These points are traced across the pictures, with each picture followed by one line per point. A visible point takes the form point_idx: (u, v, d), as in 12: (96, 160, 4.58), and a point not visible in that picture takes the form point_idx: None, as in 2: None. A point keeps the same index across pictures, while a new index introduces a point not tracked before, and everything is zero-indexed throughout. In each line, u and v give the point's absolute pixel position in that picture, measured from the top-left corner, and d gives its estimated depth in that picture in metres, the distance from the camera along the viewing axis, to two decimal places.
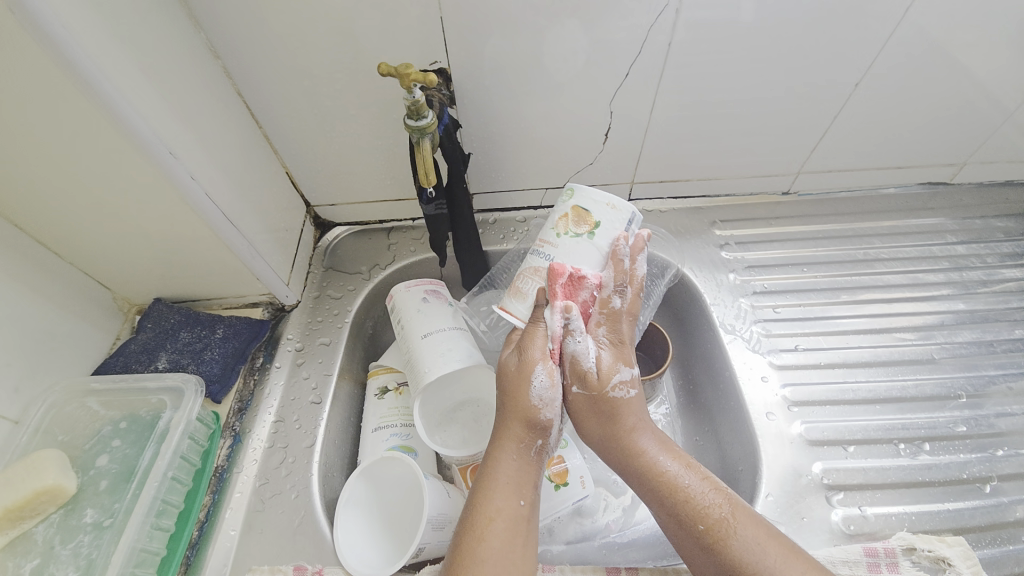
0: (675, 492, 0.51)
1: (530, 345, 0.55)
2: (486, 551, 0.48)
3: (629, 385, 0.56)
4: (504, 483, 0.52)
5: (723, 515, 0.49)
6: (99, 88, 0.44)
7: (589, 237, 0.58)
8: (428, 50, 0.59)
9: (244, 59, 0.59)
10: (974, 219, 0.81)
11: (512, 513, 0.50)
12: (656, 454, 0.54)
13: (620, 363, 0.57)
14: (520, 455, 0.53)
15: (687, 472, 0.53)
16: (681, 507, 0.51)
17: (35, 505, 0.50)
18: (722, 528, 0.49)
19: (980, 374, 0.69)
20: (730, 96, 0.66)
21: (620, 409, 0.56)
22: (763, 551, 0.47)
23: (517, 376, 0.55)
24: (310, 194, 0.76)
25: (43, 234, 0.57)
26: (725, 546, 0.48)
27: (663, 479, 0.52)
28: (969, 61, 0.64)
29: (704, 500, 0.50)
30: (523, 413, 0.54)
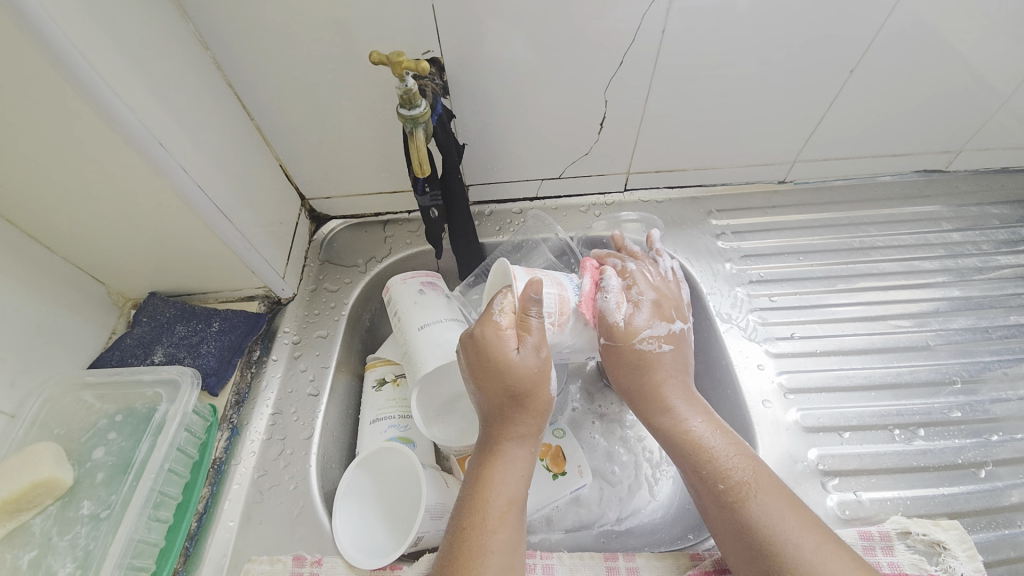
0: (700, 450, 0.52)
1: (540, 341, 0.52)
2: (498, 543, 0.48)
3: (661, 341, 0.55)
4: (514, 473, 0.52)
5: (744, 480, 0.50)
6: (86, 77, 0.44)
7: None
8: (421, 39, 0.59)
9: (235, 49, 0.59)
10: (969, 206, 0.81)
11: (519, 501, 0.51)
12: (685, 412, 0.54)
13: (653, 317, 0.55)
14: (528, 445, 0.53)
15: (712, 435, 0.52)
16: (705, 466, 0.51)
17: (32, 498, 0.50)
18: (742, 492, 0.49)
19: (975, 360, 0.69)
20: (724, 84, 0.66)
21: (650, 361, 0.55)
22: (781, 519, 0.47)
23: (535, 373, 0.52)
24: (305, 187, 0.76)
25: (35, 228, 0.56)
26: (744, 509, 0.49)
27: (689, 437, 0.52)
28: (964, 47, 0.64)
29: (727, 463, 0.51)
30: (538, 409, 0.53)
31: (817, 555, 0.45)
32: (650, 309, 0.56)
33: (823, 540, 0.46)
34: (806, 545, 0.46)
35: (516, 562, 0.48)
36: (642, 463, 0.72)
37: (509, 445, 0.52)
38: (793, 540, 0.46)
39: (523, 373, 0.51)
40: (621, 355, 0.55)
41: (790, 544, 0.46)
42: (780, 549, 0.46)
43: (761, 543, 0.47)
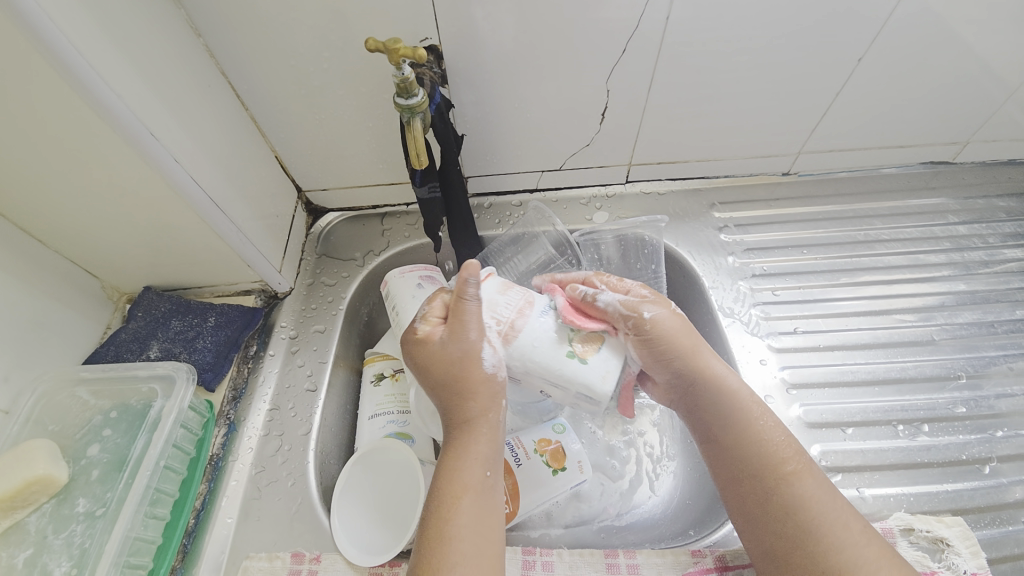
0: (755, 416, 0.51)
1: (471, 325, 0.52)
2: (457, 529, 0.45)
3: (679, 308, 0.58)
4: (472, 455, 0.49)
5: (797, 449, 0.50)
6: (74, 67, 0.42)
7: (566, 353, 0.52)
8: (418, 27, 0.57)
9: (228, 38, 0.57)
10: (976, 199, 0.80)
11: (478, 485, 0.48)
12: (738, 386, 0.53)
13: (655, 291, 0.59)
14: (482, 430, 0.51)
15: (764, 407, 0.52)
16: (758, 434, 0.50)
17: (26, 496, 0.49)
18: (798, 460, 0.49)
19: (980, 355, 0.68)
20: (728, 74, 0.65)
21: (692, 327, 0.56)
22: (834, 497, 0.47)
23: (470, 354, 0.52)
24: (301, 179, 0.75)
25: (25, 222, 0.55)
26: (800, 478, 0.48)
27: (741, 406, 0.52)
28: (975, 36, 0.62)
29: (784, 437, 0.50)
30: (475, 389, 0.51)
31: (865, 535, 0.45)
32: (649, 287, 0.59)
33: (865, 521, 0.47)
34: (854, 521, 0.46)
35: (486, 549, 0.45)
36: (643, 459, 0.72)
37: (466, 432, 0.50)
38: (846, 515, 0.46)
39: (453, 358, 0.52)
40: (670, 322, 0.55)
41: (842, 515, 0.46)
42: (835, 520, 0.46)
43: (817, 516, 0.46)
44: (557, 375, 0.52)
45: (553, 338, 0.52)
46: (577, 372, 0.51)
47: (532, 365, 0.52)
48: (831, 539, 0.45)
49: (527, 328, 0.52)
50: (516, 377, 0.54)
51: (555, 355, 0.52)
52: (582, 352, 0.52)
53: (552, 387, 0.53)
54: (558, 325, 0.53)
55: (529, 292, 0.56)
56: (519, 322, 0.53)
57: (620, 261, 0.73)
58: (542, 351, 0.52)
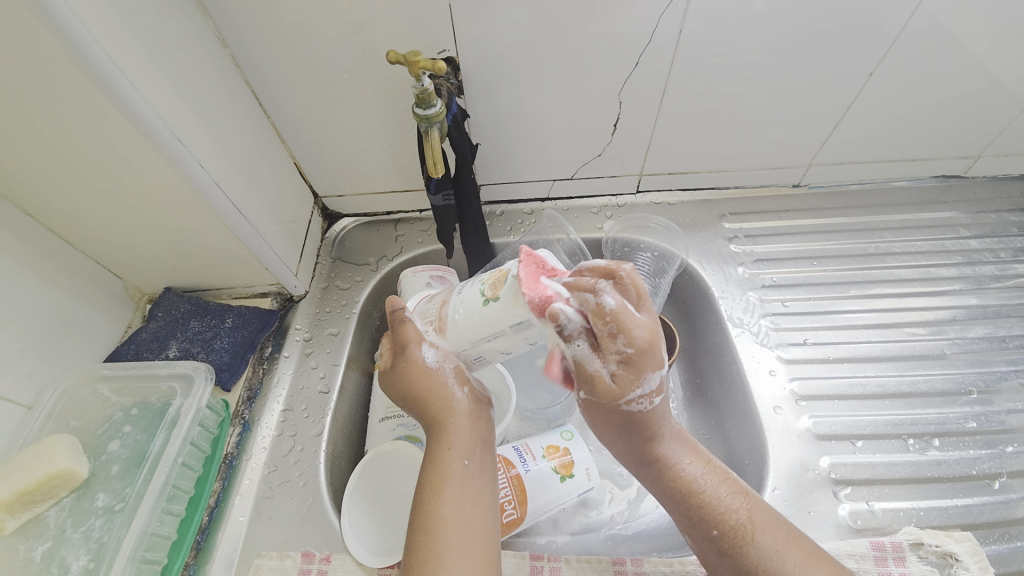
0: (693, 497, 0.49)
1: (408, 335, 0.53)
2: (440, 520, 0.46)
3: (653, 395, 0.45)
4: (447, 449, 0.50)
5: (743, 521, 0.48)
6: (108, 76, 0.44)
7: (481, 303, 0.46)
8: (436, 39, 0.59)
9: (252, 48, 0.59)
10: (988, 213, 0.80)
11: (458, 474, 0.48)
12: (675, 458, 0.50)
13: (640, 375, 0.44)
14: (452, 423, 0.51)
15: (709, 481, 0.50)
16: (697, 513, 0.49)
17: (47, 489, 0.50)
18: (741, 534, 0.48)
19: (992, 370, 0.68)
20: (740, 86, 0.65)
21: (639, 420, 0.47)
22: (780, 560, 0.46)
23: (412, 362, 0.51)
24: (318, 185, 0.76)
25: (55, 223, 0.57)
26: (741, 553, 0.47)
27: (679, 486, 0.49)
28: (986, 52, 0.63)
29: (721, 505, 0.49)
30: (431, 386, 0.51)
31: None
32: (639, 365, 0.43)
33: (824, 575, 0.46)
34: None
35: (470, 538, 0.46)
36: None
37: (438, 432, 0.51)
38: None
39: (400, 369, 0.52)
40: (601, 410, 0.47)
41: None
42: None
43: None
44: (488, 328, 0.46)
45: (467, 302, 0.48)
46: (496, 314, 0.45)
47: (471, 336, 0.48)
48: None
49: (451, 310, 0.49)
50: (476, 359, 0.51)
51: (475, 313, 0.47)
52: (494, 292, 0.46)
53: (500, 341, 0.47)
54: (472, 285, 0.48)
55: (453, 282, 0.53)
56: (445, 309, 0.50)
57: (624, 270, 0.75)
58: (466, 317, 0.48)
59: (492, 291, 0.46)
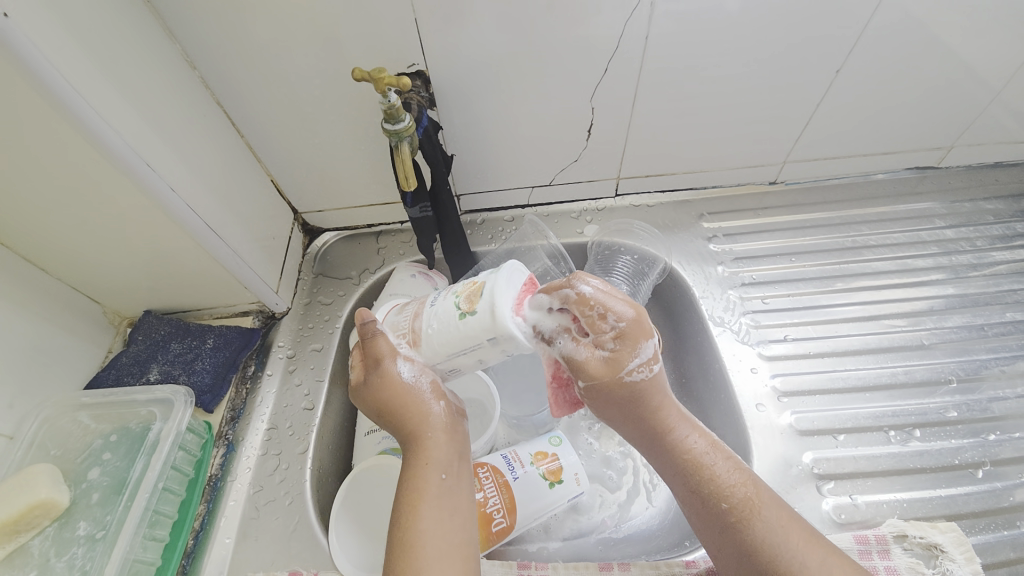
0: (704, 470, 0.49)
1: (377, 351, 0.51)
2: (417, 537, 0.46)
3: (651, 362, 0.49)
4: (424, 464, 0.49)
5: (749, 495, 0.48)
6: (72, 104, 0.44)
7: (457, 317, 0.48)
8: (405, 53, 0.59)
9: (222, 68, 0.59)
10: (963, 203, 0.81)
11: (436, 489, 0.48)
12: (683, 432, 0.51)
13: (636, 345, 0.48)
14: (430, 438, 0.51)
15: (716, 453, 0.50)
16: (706, 486, 0.49)
17: (29, 520, 0.50)
18: (747, 508, 0.47)
19: (972, 359, 0.69)
20: (710, 88, 0.66)
21: (643, 391, 0.49)
22: (785, 536, 0.46)
23: (388, 378, 0.51)
24: (297, 201, 0.76)
25: (30, 251, 0.57)
26: (747, 526, 0.47)
27: (688, 458, 0.50)
28: (951, 42, 0.63)
29: (727, 480, 0.49)
30: (406, 403, 0.51)
31: (823, 570, 0.44)
32: (632, 335, 0.48)
33: (824, 555, 0.45)
34: (809, 563, 0.45)
35: (446, 553, 0.46)
36: (641, 470, 0.72)
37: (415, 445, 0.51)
38: (797, 557, 0.45)
39: (373, 386, 0.51)
40: (605, 392, 0.50)
41: (794, 562, 0.45)
42: (782, 568, 0.45)
43: (764, 562, 0.45)
44: (463, 342, 0.48)
45: (440, 316, 0.49)
46: (472, 328, 0.47)
47: (445, 349, 0.49)
48: None
49: (424, 324, 0.50)
50: (452, 371, 0.52)
51: (450, 327, 0.48)
52: (470, 305, 0.48)
53: (476, 354, 0.48)
54: (446, 299, 0.50)
55: (424, 294, 0.54)
56: (417, 321, 0.51)
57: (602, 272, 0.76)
58: (440, 330, 0.49)
59: (467, 304, 0.48)
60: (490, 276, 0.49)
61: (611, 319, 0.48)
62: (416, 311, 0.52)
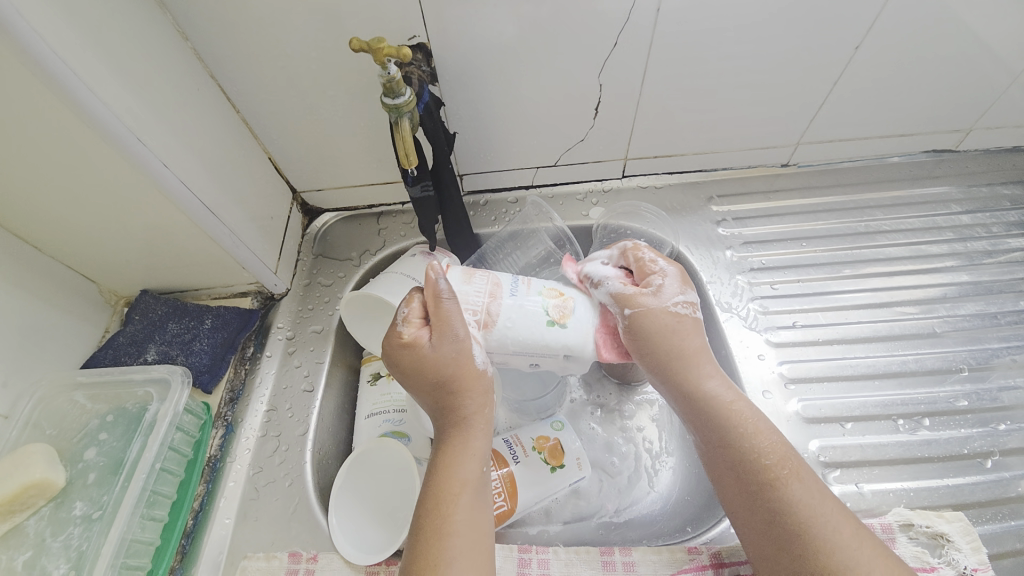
0: (744, 425, 0.49)
1: (457, 322, 0.50)
2: (456, 524, 0.45)
3: (693, 304, 0.53)
4: (471, 453, 0.49)
5: (785, 457, 0.47)
6: (58, 74, 0.42)
7: (545, 323, 0.52)
8: (406, 24, 0.57)
9: (215, 39, 0.57)
10: (980, 187, 0.78)
11: (477, 481, 0.48)
12: (721, 386, 0.51)
13: (679, 285, 0.53)
14: (478, 426, 0.50)
15: (754, 414, 0.50)
16: (743, 441, 0.48)
17: (24, 499, 0.50)
18: (783, 469, 0.47)
19: (983, 347, 0.67)
20: (722, 66, 0.64)
21: (684, 326, 0.52)
22: (820, 502, 0.45)
23: (462, 358, 0.50)
24: (295, 179, 0.74)
25: (19, 228, 0.56)
26: (783, 486, 0.46)
27: (725, 412, 0.49)
28: (976, 21, 0.61)
29: (766, 440, 0.48)
30: (470, 386, 0.50)
31: (853, 539, 0.43)
32: (674, 279, 0.53)
33: (852, 528, 0.44)
34: (841, 530, 0.44)
35: (481, 543, 0.46)
36: (643, 455, 0.72)
37: (458, 429, 0.50)
38: (831, 523, 0.44)
39: (447, 357, 0.49)
40: (649, 325, 0.51)
41: (826, 527, 0.44)
42: (816, 530, 0.44)
43: (799, 524, 0.44)
44: (541, 347, 0.52)
45: (525, 314, 0.52)
46: (556, 339, 0.52)
47: (514, 345, 0.52)
48: (816, 548, 0.43)
49: (503, 314, 0.52)
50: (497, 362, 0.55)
51: (534, 329, 0.52)
52: (559, 317, 0.52)
53: (540, 358, 0.53)
54: (533, 298, 0.53)
55: (496, 273, 0.55)
56: (495, 306, 0.52)
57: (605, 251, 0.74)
58: (521, 325, 0.52)
59: (560, 316, 0.52)
60: (578, 294, 0.54)
61: (660, 260, 0.54)
62: (494, 293, 0.53)
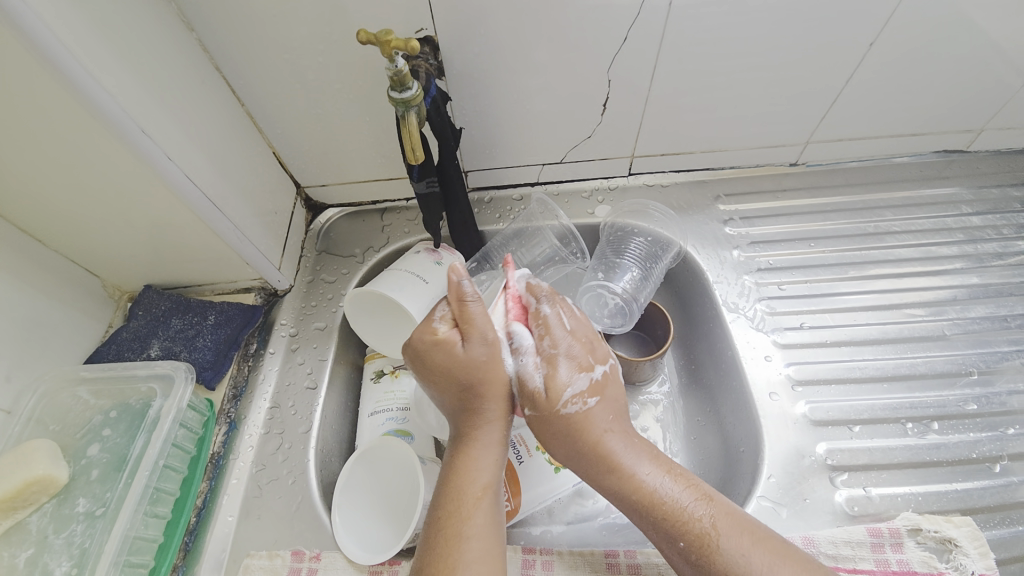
0: (658, 506, 0.47)
1: (485, 327, 0.50)
2: (477, 528, 0.46)
3: (586, 396, 0.50)
4: (491, 458, 0.50)
5: (704, 530, 0.46)
6: (63, 67, 0.42)
7: None
8: (413, 18, 0.56)
9: (220, 32, 0.56)
10: (990, 188, 0.77)
11: (495, 484, 0.49)
12: (632, 466, 0.49)
13: (573, 374, 0.50)
14: (498, 431, 0.51)
15: (667, 489, 0.48)
16: (664, 522, 0.47)
17: (27, 495, 0.50)
18: (705, 543, 0.45)
19: (992, 350, 0.67)
20: (733, 63, 0.63)
21: (580, 422, 0.49)
22: (748, 566, 0.44)
23: (491, 362, 0.50)
24: (300, 175, 0.74)
25: (22, 221, 0.55)
26: (708, 562, 0.45)
27: (637, 497, 0.47)
28: (992, 19, 0.60)
29: (684, 515, 0.46)
30: (497, 391, 0.51)
31: None
32: (570, 361, 0.50)
33: (792, 575, 0.44)
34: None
35: (499, 546, 0.46)
36: None
37: (477, 431, 0.50)
38: None
39: (476, 361, 0.50)
40: (544, 428, 0.50)
41: None
42: None
43: None
44: None
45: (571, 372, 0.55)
46: None
47: None
48: None
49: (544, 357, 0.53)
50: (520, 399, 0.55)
51: None
52: None
53: None
54: None
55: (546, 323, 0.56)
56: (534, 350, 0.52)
57: (609, 249, 0.73)
58: None
59: None
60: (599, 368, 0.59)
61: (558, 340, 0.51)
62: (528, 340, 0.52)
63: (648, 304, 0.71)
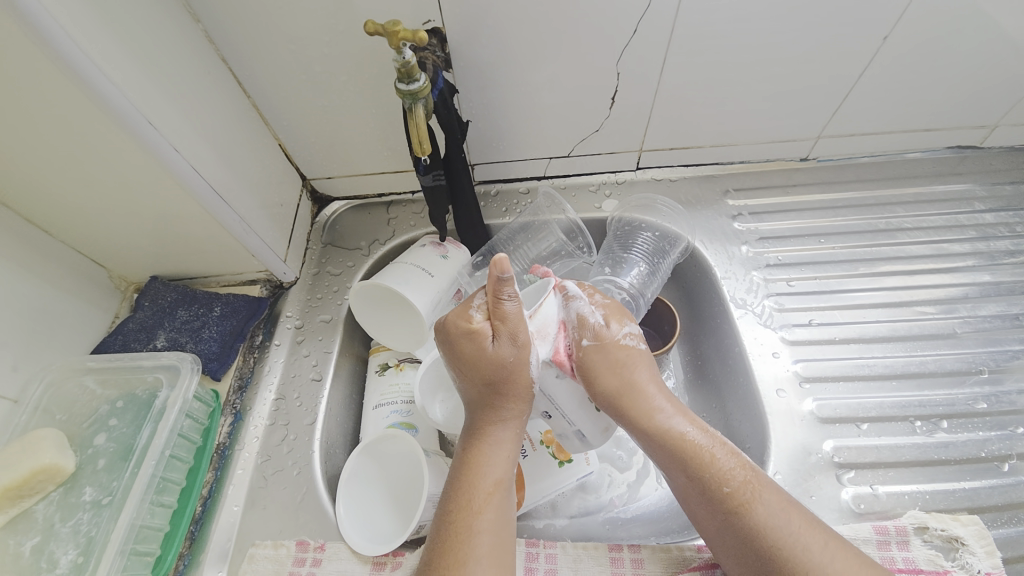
0: (699, 451, 0.48)
1: (520, 328, 0.50)
2: (486, 523, 0.46)
3: (638, 337, 0.54)
4: (505, 455, 0.50)
5: (745, 479, 0.46)
6: (68, 56, 0.42)
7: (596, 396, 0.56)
8: (420, 9, 0.55)
9: (226, 22, 0.56)
10: (1003, 185, 0.76)
11: (507, 483, 0.49)
12: (670, 414, 0.50)
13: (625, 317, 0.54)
14: (512, 430, 0.51)
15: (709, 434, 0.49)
16: (705, 470, 0.47)
17: (34, 484, 0.50)
18: (745, 493, 0.46)
19: (1003, 348, 0.66)
20: (744, 57, 0.62)
21: (628, 361, 0.52)
22: (786, 518, 0.44)
23: (518, 363, 0.50)
24: (306, 166, 0.74)
25: (29, 211, 0.55)
26: (748, 510, 0.45)
27: (679, 441, 0.48)
28: (1011, 12, 0.58)
29: (724, 463, 0.47)
30: (517, 391, 0.51)
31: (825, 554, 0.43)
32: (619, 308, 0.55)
33: (824, 537, 0.44)
34: (812, 545, 0.43)
35: (507, 545, 0.46)
36: None
37: (491, 427, 0.51)
38: (801, 540, 0.43)
39: (504, 360, 0.50)
40: (602, 365, 0.51)
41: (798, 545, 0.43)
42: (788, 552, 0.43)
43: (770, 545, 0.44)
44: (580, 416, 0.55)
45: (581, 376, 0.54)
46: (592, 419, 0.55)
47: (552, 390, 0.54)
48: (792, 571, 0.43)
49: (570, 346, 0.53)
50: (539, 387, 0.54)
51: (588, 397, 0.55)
52: None
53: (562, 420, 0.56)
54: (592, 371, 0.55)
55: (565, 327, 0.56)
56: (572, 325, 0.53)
57: (616, 242, 0.73)
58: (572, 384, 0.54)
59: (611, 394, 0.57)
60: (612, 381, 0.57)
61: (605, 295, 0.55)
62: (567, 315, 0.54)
63: (655, 299, 0.70)
